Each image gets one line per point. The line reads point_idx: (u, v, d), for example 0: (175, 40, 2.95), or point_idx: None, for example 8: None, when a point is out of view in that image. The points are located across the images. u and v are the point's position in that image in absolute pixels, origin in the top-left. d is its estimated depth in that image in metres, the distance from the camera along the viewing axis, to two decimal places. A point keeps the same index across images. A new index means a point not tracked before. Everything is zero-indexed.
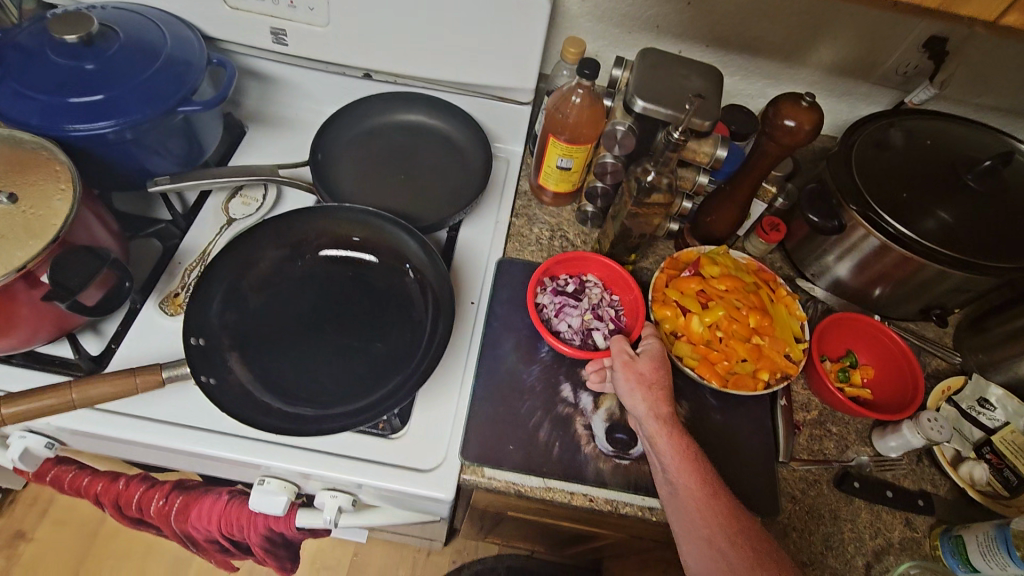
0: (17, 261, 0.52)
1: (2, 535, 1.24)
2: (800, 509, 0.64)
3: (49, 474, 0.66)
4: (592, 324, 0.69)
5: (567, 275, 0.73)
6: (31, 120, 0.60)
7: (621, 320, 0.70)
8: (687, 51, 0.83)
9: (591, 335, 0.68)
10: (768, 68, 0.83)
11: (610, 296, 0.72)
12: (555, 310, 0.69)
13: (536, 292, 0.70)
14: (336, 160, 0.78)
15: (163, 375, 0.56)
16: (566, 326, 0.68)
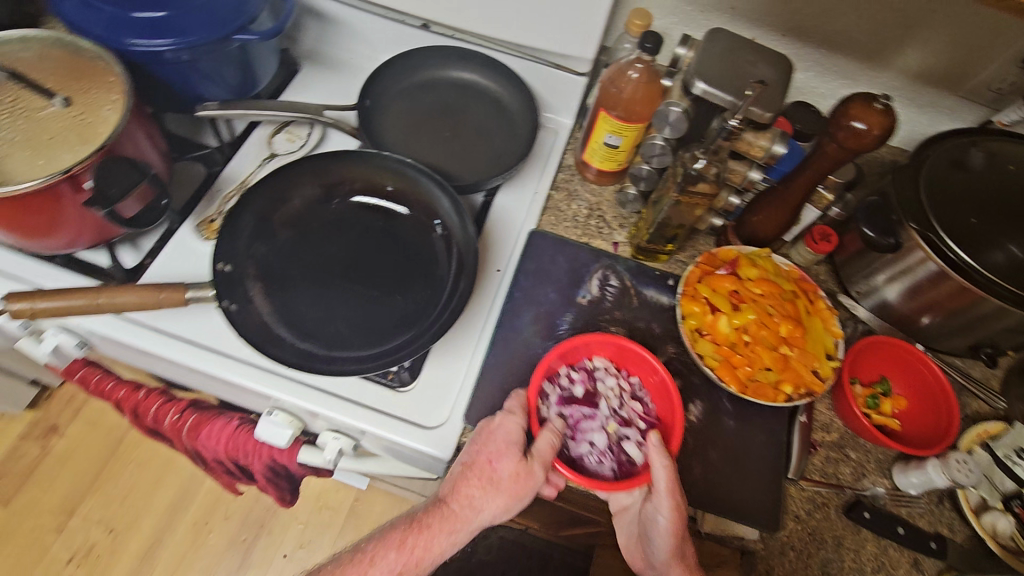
0: (65, 163, 0.53)
1: (39, 426, 1.33)
2: (802, 530, 0.62)
3: (78, 373, 0.70)
4: (619, 434, 0.61)
5: (569, 368, 0.63)
6: (94, 30, 0.61)
7: (649, 407, 0.62)
8: (760, 40, 0.78)
9: (623, 450, 0.60)
10: (846, 66, 0.78)
11: (626, 379, 0.64)
12: (572, 427, 0.61)
13: (542, 406, 0.61)
14: (384, 110, 0.78)
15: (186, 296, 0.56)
16: (591, 453, 0.60)
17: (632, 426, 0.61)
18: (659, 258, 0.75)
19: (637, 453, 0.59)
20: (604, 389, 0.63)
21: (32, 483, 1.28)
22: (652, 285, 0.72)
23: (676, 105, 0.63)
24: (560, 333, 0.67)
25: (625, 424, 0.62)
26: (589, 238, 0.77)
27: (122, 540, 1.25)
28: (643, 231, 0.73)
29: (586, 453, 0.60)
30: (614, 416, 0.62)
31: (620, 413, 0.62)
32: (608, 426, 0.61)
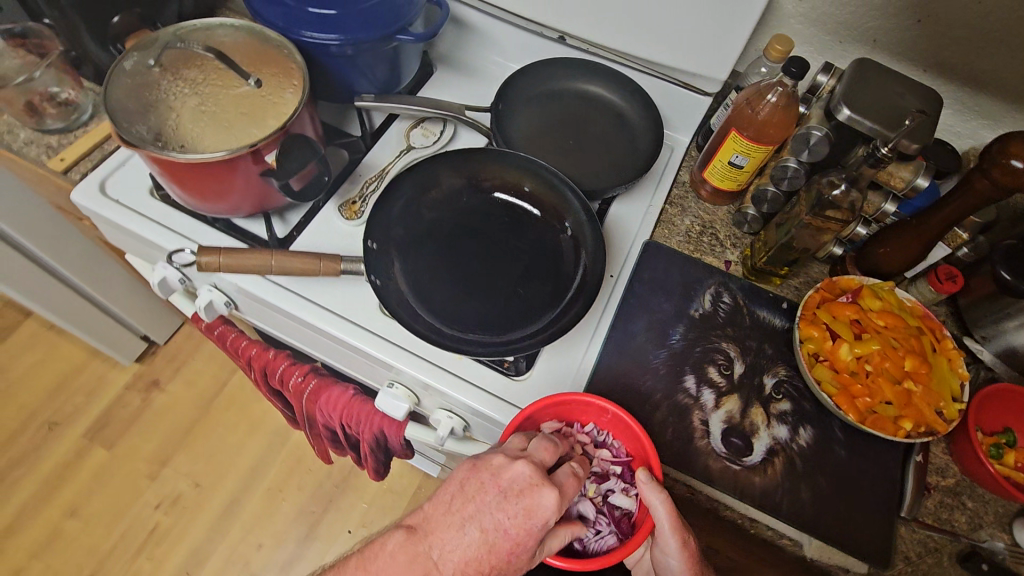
0: (251, 138, 0.59)
1: (143, 380, 1.44)
2: (910, 571, 0.60)
3: (218, 329, 0.77)
4: (602, 491, 0.61)
5: None
6: (276, 21, 0.68)
7: (615, 447, 0.62)
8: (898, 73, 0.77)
9: (613, 505, 0.60)
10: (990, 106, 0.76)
11: (583, 428, 0.63)
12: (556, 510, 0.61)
13: None
14: (513, 114, 0.82)
15: (340, 266, 0.62)
16: (588, 528, 0.60)
17: (610, 476, 0.61)
18: (773, 281, 0.75)
19: (625, 501, 0.60)
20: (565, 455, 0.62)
21: (132, 430, 1.39)
22: (765, 307, 0.72)
23: (819, 128, 0.63)
24: (671, 343, 0.69)
25: (603, 479, 0.61)
26: (701, 254, 0.77)
27: (205, 494, 1.34)
28: (760, 252, 0.73)
29: (584, 532, 0.60)
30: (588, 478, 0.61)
31: (592, 470, 0.62)
32: (589, 490, 0.61)
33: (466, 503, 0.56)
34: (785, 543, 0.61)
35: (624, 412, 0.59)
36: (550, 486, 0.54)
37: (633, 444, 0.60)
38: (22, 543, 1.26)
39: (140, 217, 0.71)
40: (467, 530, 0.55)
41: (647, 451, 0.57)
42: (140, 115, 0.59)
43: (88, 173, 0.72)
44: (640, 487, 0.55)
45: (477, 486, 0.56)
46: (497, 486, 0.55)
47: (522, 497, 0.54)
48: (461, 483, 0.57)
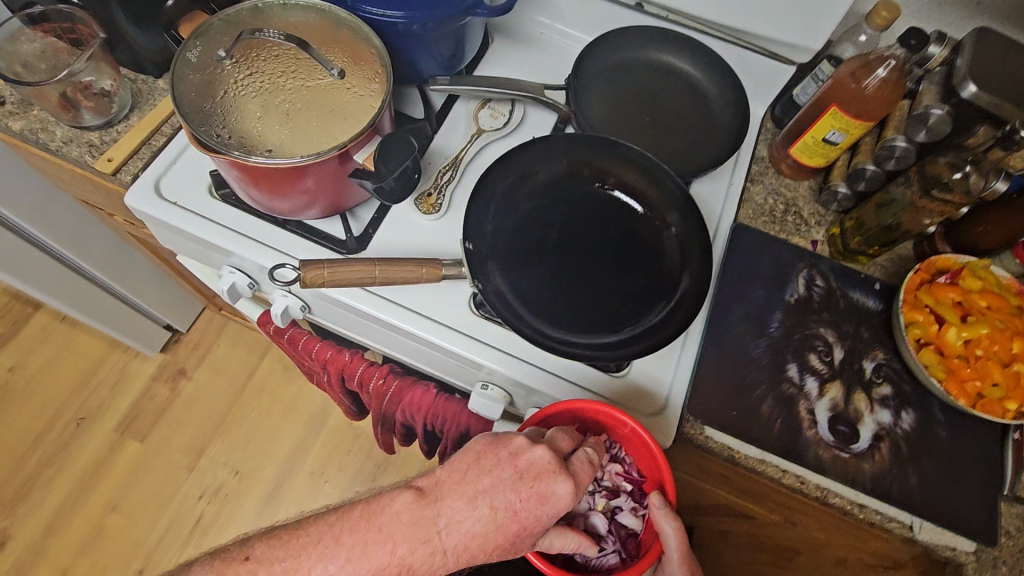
0: (340, 139, 0.55)
1: (168, 369, 1.39)
2: (1014, 547, 0.61)
3: (289, 333, 0.75)
4: (609, 506, 0.61)
5: None
6: None
7: (628, 464, 0.61)
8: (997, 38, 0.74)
9: (621, 524, 0.61)
10: None
11: (596, 438, 0.61)
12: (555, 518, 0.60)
13: None
14: (586, 90, 0.76)
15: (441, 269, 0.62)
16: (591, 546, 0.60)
17: (620, 493, 0.61)
18: (860, 260, 0.73)
19: (633, 521, 0.60)
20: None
21: (163, 421, 1.35)
22: (857, 287, 0.71)
23: (939, 107, 0.61)
24: (771, 331, 0.68)
25: (613, 494, 0.61)
26: (786, 235, 0.75)
27: (246, 482, 1.31)
28: (853, 233, 0.71)
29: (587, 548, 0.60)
30: (599, 491, 0.61)
31: (603, 484, 0.61)
32: (599, 504, 0.61)
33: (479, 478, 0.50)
34: (895, 527, 0.61)
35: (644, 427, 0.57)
36: (566, 474, 0.50)
37: (646, 462, 0.59)
38: (65, 542, 1.24)
39: (202, 220, 0.65)
40: (485, 509, 0.49)
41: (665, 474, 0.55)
42: (215, 117, 0.54)
43: (140, 174, 0.67)
44: (652, 513, 0.55)
45: (493, 462, 0.51)
46: (514, 466, 0.50)
47: (539, 482, 0.50)
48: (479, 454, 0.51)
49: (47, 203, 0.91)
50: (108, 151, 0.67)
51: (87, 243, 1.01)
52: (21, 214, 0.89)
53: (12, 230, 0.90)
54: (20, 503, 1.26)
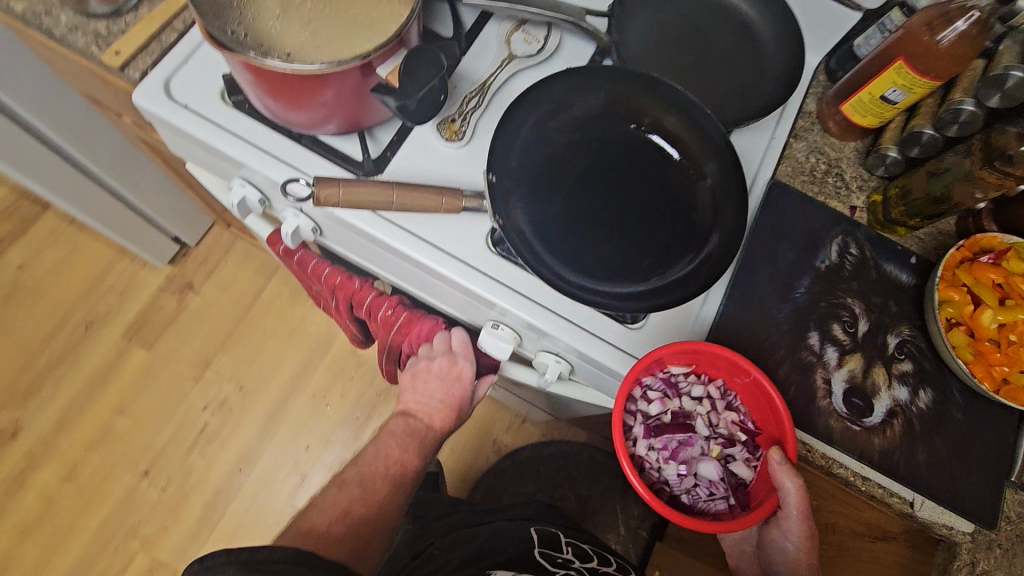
0: (362, 49, 0.51)
1: (176, 282, 1.39)
2: (1012, 531, 0.61)
3: (296, 255, 0.73)
4: (723, 453, 0.62)
5: (652, 384, 0.61)
6: None
7: (744, 414, 0.61)
8: None
9: (732, 473, 0.61)
10: None
11: (712, 384, 0.62)
12: (662, 458, 0.61)
13: (632, 444, 0.61)
14: (630, 20, 0.70)
15: (461, 202, 0.60)
16: (701, 487, 0.61)
17: (736, 442, 0.62)
18: (899, 231, 0.68)
19: (745, 471, 0.61)
20: (691, 405, 0.62)
21: (171, 332, 1.36)
22: (892, 260, 0.67)
23: (1020, 68, 0.56)
24: (796, 296, 0.65)
25: (727, 443, 0.62)
26: (824, 198, 0.71)
27: (251, 398, 1.34)
28: (896, 202, 0.67)
29: (697, 489, 0.61)
30: (714, 438, 0.62)
31: (718, 431, 0.62)
32: (712, 451, 0.62)
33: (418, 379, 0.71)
34: (895, 502, 0.61)
35: (766, 378, 0.57)
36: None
37: (764, 415, 0.59)
38: (74, 438, 1.28)
39: (212, 126, 0.62)
40: (423, 390, 0.71)
41: (786, 427, 0.56)
42: (231, 10, 0.50)
43: (149, 72, 0.63)
44: (772, 466, 0.56)
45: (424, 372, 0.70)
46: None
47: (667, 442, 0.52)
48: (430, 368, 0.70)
49: (52, 98, 0.87)
50: (116, 43, 0.63)
51: (94, 144, 0.98)
52: (26, 107, 0.85)
53: (18, 123, 0.87)
54: (31, 398, 1.29)
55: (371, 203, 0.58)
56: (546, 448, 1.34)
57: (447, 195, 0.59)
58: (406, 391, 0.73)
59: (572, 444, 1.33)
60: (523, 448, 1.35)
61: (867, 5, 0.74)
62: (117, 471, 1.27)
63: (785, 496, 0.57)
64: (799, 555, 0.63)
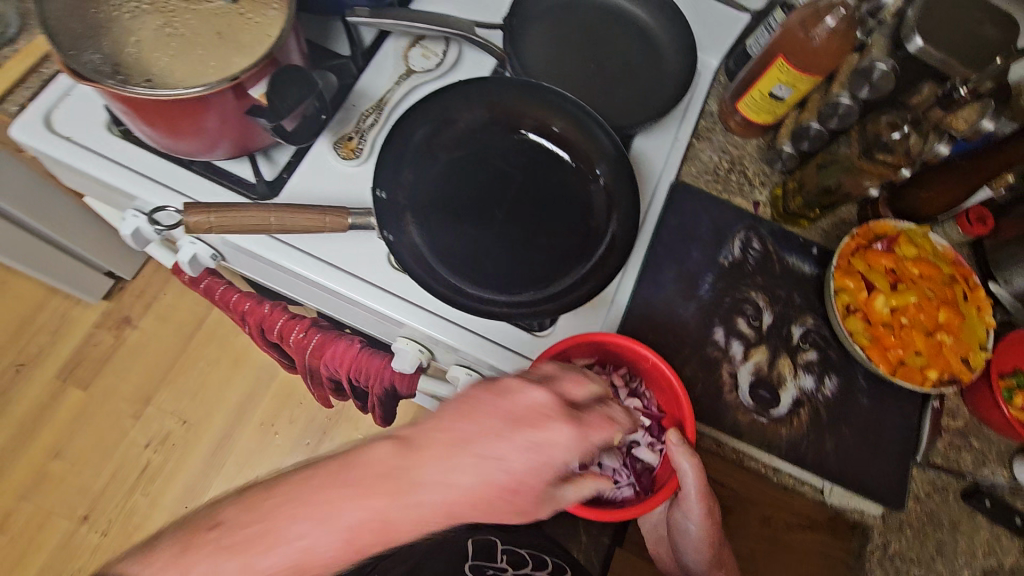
0: (233, 69, 0.49)
1: (113, 316, 1.35)
2: (920, 511, 0.63)
3: (204, 283, 0.71)
4: (627, 440, 0.61)
5: None
6: None
7: (648, 398, 0.61)
8: None
9: (637, 459, 0.60)
10: None
11: (616, 372, 0.62)
12: None
13: None
14: (527, 30, 0.71)
15: (348, 220, 0.58)
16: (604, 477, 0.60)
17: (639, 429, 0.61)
18: (801, 223, 0.71)
19: (649, 456, 0.60)
20: None
21: (107, 369, 1.31)
22: (794, 252, 0.69)
23: (883, 61, 0.57)
24: (701, 294, 0.66)
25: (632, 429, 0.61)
26: (727, 194, 0.72)
27: (194, 431, 1.30)
28: (794, 195, 0.69)
29: None
30: None
31: None
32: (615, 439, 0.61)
33: (530, 417, 0.49)
34: (807, 490, 0.63)
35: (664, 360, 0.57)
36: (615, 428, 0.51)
37: (668, 398, 0.59)
38: (7, 486, 1.22)
39: (98, 158, 0.61)
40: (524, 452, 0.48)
41: (685, 408, 0.56)
42: (88, 39, 0.48)
43: (27, 106, 0.61)
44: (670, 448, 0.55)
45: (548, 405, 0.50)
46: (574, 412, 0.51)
47: (593, 436, 0.50)
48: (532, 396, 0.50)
49: None
50: None
51: None
52: None
53: None
54: None
55: (245, 228, 0.56)
56: None
57: (330, 212, 0.57)
58: (507, 459, 0.48)
59: None
60: None
61: (752, 6, 0.77)
62: (54, 518, 1.22)
63: (684, 477, 0.56)
64: (702, 535, 0.59)
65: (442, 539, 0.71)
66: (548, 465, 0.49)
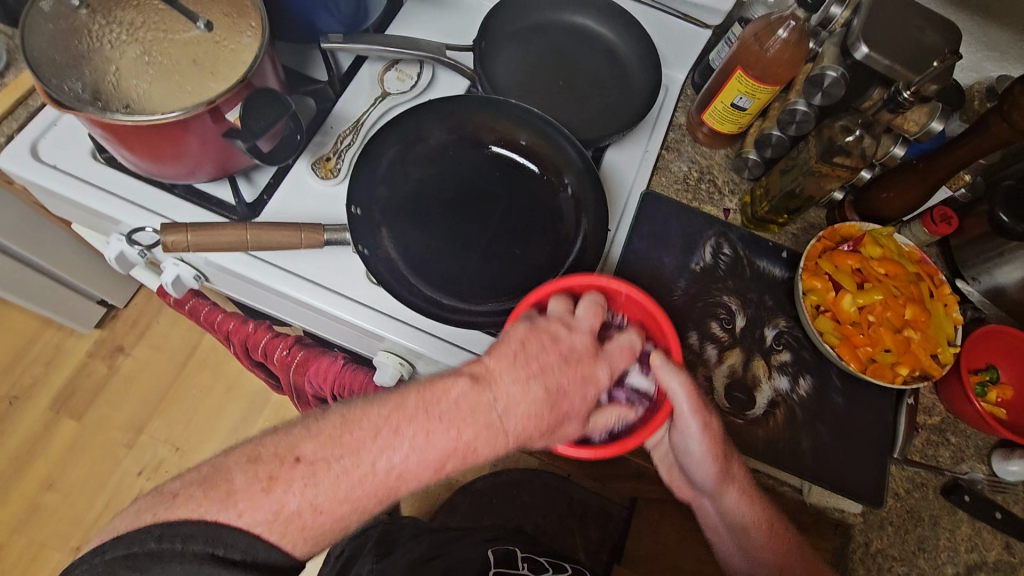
0: (209, 94, 0.51)
1: (106, 345, 1.36)
2: (900, 507, 0.64)
3: (189, 303, 0.72)
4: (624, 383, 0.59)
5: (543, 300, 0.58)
6: None
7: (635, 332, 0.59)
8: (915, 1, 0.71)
9: (634, 385, 0.58)
10: (998, 40, 0.70)
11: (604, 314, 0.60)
12: None
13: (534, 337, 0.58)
14: (498, 52, 0.74)
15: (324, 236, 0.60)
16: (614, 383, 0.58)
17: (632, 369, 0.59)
18: (771, 229, 0.73)
19: (645, 381, 0.58)
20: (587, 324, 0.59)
21: (100, 398, 1.32)
22: (764, 256, 0.71)
23: (834, 68, 0.58)
24: (674, 300, 0.67)
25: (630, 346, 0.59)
26: (698, 203, 0.74)
27: (187, 458, 1.30)
28: (762, 200, 0.70)
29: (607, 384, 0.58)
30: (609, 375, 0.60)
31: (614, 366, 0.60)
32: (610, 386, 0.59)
33: (527, 363, 0.50)
34: (786, 490, 0.64)
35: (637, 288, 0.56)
36: (603, 357, 0.54)
37: (652, 332, 0.57)
38: None
39: (84, 186, 0.63)
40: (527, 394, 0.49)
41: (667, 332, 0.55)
42: (70, 68, 0.50)
43: (14, 136, 0.63)
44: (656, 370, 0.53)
45: (540, 346, 0.51)
46: (560, 351, 0.51)
47: (581, 365, 0.52)
48: (523, 338, 0.51)
49: None
50: None
51: None
52: None
53: None
54: None
55: (224, 248, 0.58)
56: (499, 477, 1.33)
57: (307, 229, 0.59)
58: (513, 404, 0.48)
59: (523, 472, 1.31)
60: (476, 480, 1.33)
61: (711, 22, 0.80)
62: (46, 550, 1.21)
63: (677, 401, 0.53)
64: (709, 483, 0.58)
65: (462, 552, 0.76)
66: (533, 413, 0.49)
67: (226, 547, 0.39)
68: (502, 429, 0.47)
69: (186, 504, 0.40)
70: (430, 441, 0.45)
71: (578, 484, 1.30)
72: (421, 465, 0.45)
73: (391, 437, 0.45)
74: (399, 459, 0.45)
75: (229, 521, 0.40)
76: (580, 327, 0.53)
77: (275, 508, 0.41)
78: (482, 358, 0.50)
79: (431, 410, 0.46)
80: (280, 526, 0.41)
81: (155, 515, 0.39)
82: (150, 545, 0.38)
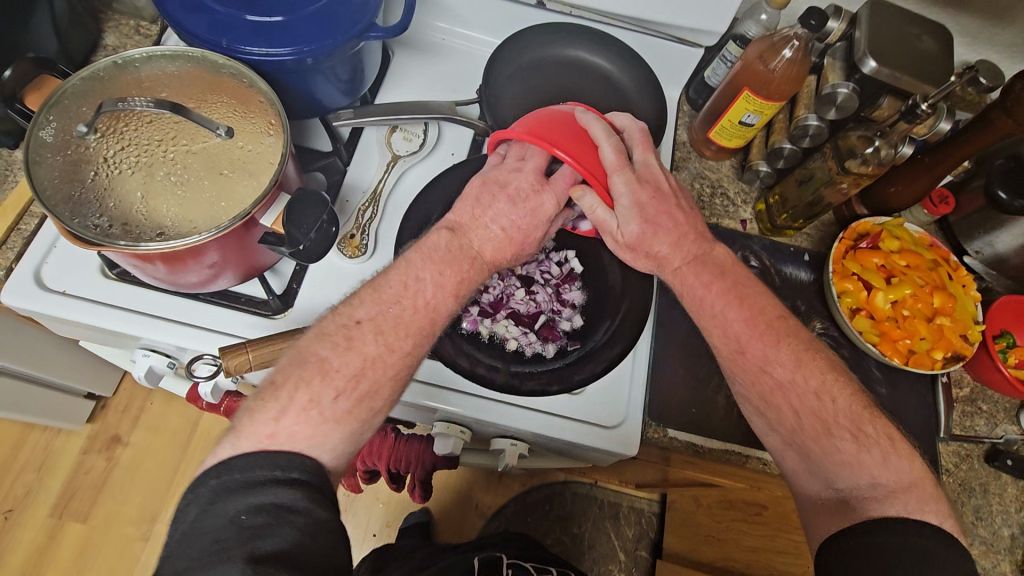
0: (246, 204, 0.49)
1: (100, 438, 1.28)
2: (953, 481, 0.68)
3: (223, 405, 0.69)
4: None
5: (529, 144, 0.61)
6: (200, 34, 0.55)
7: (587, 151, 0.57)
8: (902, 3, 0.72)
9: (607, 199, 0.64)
10: (971, 27, 0.73)
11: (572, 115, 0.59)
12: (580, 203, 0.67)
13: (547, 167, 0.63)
14: (499, 98, 0.73)
15: None
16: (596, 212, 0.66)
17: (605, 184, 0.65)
18: (787, 233, 0.74)
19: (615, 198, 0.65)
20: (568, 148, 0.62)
21: (104, 495, 1.24)
22: (789, 262, 0.73)
23: (844, 85, 0.63)
24: None
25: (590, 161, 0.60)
26: (716, 218, 0.75)
27: None
28: (779, 210, 0.72)
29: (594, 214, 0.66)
30: None
31: None
32: None
33: (484, 208, 0.57)
34: None
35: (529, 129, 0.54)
36: (550, 189, 0.58)
37: (573, 146, 0.56)
38: None
39: (99, 307, 0.59)
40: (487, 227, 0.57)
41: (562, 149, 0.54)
42: (90, 202, 0.47)
43: (14, 268, 0.59)
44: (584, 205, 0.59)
45: (490, 195, 0.58)
46: (507, 194, 0.57)
47: (529, 201, 0.57)
48: (475, 195, 0.58)
49: None
50: None
51: None
52: None
53: None
54: None
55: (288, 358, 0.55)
56: (530, 496, 1.31)
57: None
58: (490, 229, 0.57)
59: (552, 488, 1.30)
60: (508, 502, 1.31)
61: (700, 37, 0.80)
62: None
63: (602, 218, 0.59)
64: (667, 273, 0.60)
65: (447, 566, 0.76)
66: (500, 249, 0.57)
67: (274, 471, 0.41)
68: (482, 258, 0.57)
69: (269, 409, 0.44)
70: (447, 277, 0.54)
71: (610, 489, 1.31)
72: (444, 293, 0.54)
73: (419, 280, 0.53)
74: (430, 295, 0.53)
75: (301, 421, 0.44)
76: (524, 169, 0.58)
77: (360, 358, 0.49)
78: (455, 208, 0.58)
79: (428, 257, 0.55)
80: (359, 405, 0.47)
81: (228, 453, 0.42)
82: (214, 484, 0.40)
